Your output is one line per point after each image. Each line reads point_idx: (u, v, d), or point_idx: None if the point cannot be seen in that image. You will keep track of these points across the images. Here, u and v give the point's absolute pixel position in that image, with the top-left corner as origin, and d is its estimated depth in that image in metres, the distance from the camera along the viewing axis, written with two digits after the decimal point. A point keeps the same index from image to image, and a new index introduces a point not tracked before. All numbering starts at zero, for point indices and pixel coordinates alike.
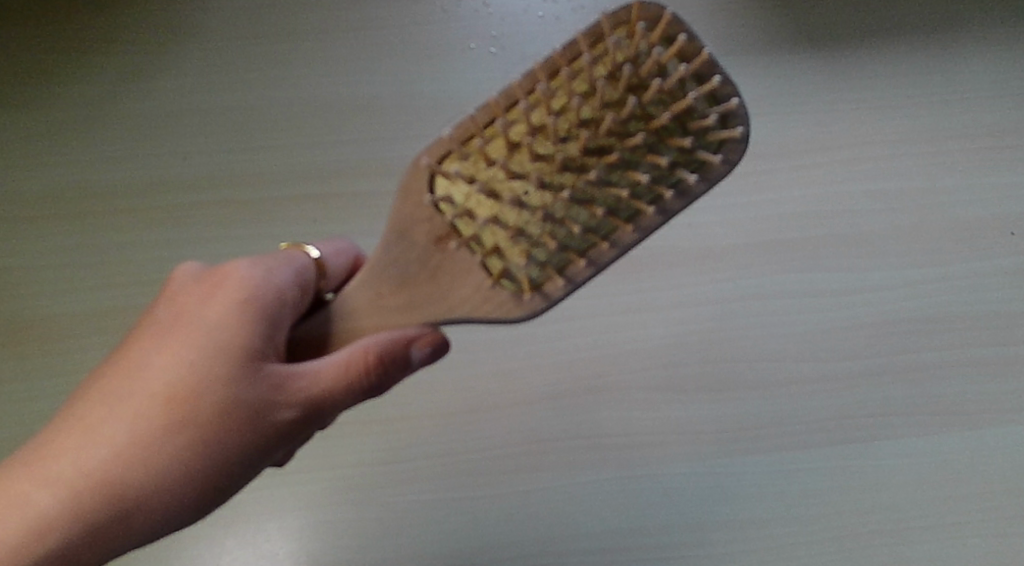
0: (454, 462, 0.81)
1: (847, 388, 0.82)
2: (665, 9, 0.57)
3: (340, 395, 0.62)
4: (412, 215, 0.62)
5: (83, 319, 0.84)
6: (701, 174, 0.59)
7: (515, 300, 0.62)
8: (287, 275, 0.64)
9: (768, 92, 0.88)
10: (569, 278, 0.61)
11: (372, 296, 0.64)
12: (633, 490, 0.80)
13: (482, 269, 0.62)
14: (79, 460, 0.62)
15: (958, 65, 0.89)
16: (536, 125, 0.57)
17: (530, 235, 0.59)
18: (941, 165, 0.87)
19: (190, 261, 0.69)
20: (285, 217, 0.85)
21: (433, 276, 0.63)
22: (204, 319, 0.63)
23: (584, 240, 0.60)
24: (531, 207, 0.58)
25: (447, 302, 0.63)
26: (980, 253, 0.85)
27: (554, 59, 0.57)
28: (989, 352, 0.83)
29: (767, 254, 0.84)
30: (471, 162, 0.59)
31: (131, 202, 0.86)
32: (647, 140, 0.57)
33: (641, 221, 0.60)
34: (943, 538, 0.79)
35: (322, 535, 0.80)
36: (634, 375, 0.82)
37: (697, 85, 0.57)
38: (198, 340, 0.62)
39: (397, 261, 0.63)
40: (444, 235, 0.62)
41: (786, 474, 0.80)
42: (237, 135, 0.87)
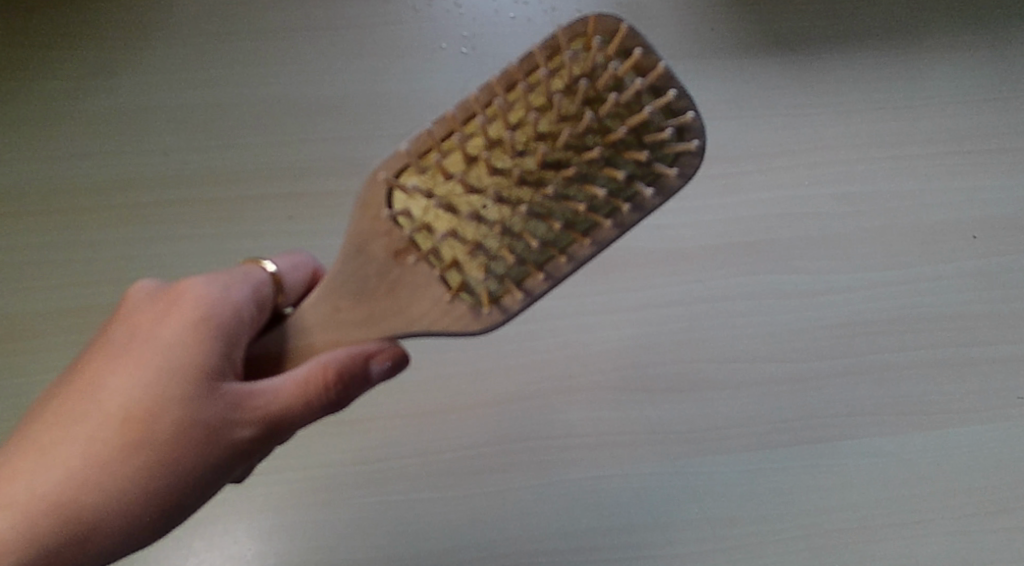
0: (443, 460, 0.78)
1: (813, 388, 0.80)
2: (620, 23, 0.57)
3: (298, 412, 0.62)
4: (370, 230, 0.62)
5: (50, 316, 0.82)
6: (657, 187, 0.59)
7: (472, 314, 0.62)
8: (244, 292, 0.64)
9: (737, 92, 0.87)
10: (527, 291, 0.61)
11: (331, 311, 0.63)
12: (601, 490, 0.78)
13: (441, 283, 0.62)
14: (37, 484, 0.61)
15: (940, 61, 0.89)
16: (493, 138, 0.58)
17: (488, 249, 0.59)
18: (903, 169, 0.87)
19: (145, 280, 0.68)
20: (256, 215, 0.84)
21: (391, 290, 0.62)
22: (158, 339, 0.63)
23: (542, 254, 0.60)
24: (489, 221, 0.58)
25: (405, 316, 0.62)
26: (946, 255, 0.84)
27: (511, 71, 0.57)
28: (954, 354, 0.82)
29: (738, 254, 0.83)
30: (428, 175, 0.59)
31: (96, 198, 0.84)
32: (603, 153, 0.57)
33: (597, 234, 0.60)
34: (920, 538, 0.78)
35: (286, 538, 0.77)
36: (604, 375, 0.80)
37: (653, 98, 0.58)
38: (155, 361, 0.62)
39: (354, 276, 0.63)
40: (402, 250, 0.62)
41: (753, 474, 0.79)
42: (208, 133, 0.85)
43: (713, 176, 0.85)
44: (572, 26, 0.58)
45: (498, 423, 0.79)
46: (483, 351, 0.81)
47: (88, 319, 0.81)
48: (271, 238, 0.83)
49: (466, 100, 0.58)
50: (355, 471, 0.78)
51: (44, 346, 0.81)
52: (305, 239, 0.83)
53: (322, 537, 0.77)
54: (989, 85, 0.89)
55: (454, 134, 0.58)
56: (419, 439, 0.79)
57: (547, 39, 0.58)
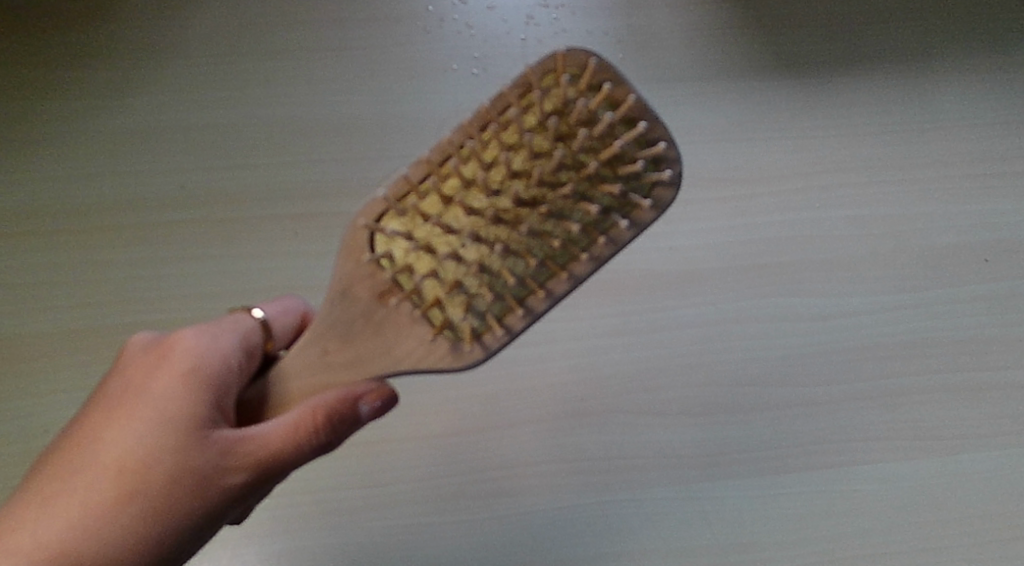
0: (453, 484, 0.78)
1: (827, 412, 0.80)
2: (590, 58, 0.58)
3: (290, 456, 0.62)
4: (354, 274, 0.62)
5: (57, 338, 0.81)
6: (631, 219, 0.59)
7: (454, 351, 0.61)
8: (234, 341, 0.64)
9: (749, 114, 0.87)
10: (508, 328, 0.60)
11: (318, 354, 0.63)
12: (612, 514, 0.77)
13: (424, 322, 0.61)
14: (39, 532, 0.60)
15: (952, 83, 0.89)
16: (468, 179, 0.58)
17: (467, 287, 0.60)
18: (916, 193, 0.86)
19: (141, 331, 0.68)
20: (264, 237, 0.84)
21: (376, 331, 0.62)
22: (151, 392, 0.62)
23: (521, 290, 0.60)
24: (467, 260, 0.59)
25: (391, 356, 0.62)
26: (959, 279, 0.84)
27: (485, 112, 0.58)
28: (969, 378, 0.81)
29: (750, 277, 0.83)
30: (407, 219, 0.60)
31: (106, 219, 0.84)
32: (577, 189, 0.57)
33: (575, 268, 0.60)
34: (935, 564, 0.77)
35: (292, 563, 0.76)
36: (616, 399, 0.80)
37: (625, 129, 0.58)
38: (152, 408, 0.62)
39: (340, 319, 0.62)
40: (386, 291, 0.61)
41: (765, 499, 0.78)
42: (217, 153, 0.85)
43: (724, 199, 0.85)
44: (542, 64, 0.58)
45: (510, 446, 0.78)
46: (494, 373, 0.80)
47: (99, 340, 0.81)
48: (282, 261, 0.83)
49: (441, 143, 0.59)
50: (365, 494, 0.77)
51: (53, 366, 0.81)
52: (315, 261, 0.83)
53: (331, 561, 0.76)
54: (1002, 107, 0.89)
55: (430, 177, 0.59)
56: (428, 463, 0.78)
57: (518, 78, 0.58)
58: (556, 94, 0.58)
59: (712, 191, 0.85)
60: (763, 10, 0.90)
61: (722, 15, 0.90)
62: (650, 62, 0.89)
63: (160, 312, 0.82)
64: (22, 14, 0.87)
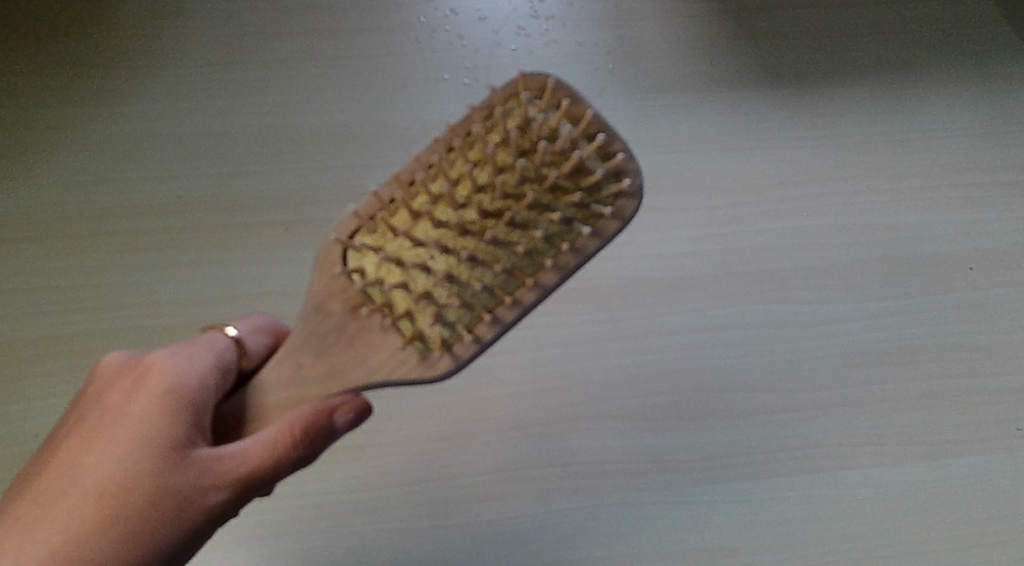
0: (444, 487, 0.78)
1: (815, 416, 0.80)
2: (548, 80, 0.61)
3: (267, 473, 0.62)
4: (327, 287, 0.63)
5: (45, 344, 0.81)
6: (596, 228, 0.60)
7: (425, 362, 0.62)
8: (208, 361, 0.64)
9: (736, 125, 0.89)
10: (477, 337, 0.61)
11: (293, 367, 0.64)
12: (601, 518, 0.78)
13: (396, 333, 0.62)
14: (21, 558, 0.60)
15: (935, 97, 0.91)
16: (435, 194, 0.60)
17: (437, 297, 0.60)
18: (900, 202, 0.87)
19: (116, 352, 0.69)
20: (254, 243, 0.84)
21: (350, 343, 0.63)
22: (130, 416, 0.63)
23: (489, 300, 0.60)
24: (435, 271, 0.59)
25: (364, 367, 0.63)
26: (942, 287, 0.85)
27: (451, 133, 0.61)
28: (954, 384, 0.82)
29: (737, 284, 0.84)
30: (378, 235, 0.62)
31: (96, 225, 0.84)
32: (541, 198, 0.59)
33: (542, 278, 0.60)
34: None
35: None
36: (605, 404, 0.81)
37: (585, 143, 0.60)
38: (131, 431, 0.62)
39: (314, 333, 0.63)
40: (358, 305, 0.63)
41: (754, 503, 0.78)
42: (209, 159, 0.86)
43: (711, 207, 0.86)
44: (505, 90, 0.62)
45: (501, 451, 0.79)
46: (484, 379, 0.81)
47: (89, 343, 0.81)
48: (271, 267, 0.84)
49: (410, 163, 0.62)
50: (353, 497, 0.78)
51: (41, 371, 0.80)
52: (305, 268, 0.84)
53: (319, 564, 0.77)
54: (983, 118, 0.91)
55: (400, 194, 0.61)
56: (418, 466, 0.79)
57: (484, 103, 0.62)
58: (518, 114, 0.61)
59: (699, 199, 0.87)
60: (745, 25, 0.93)
61: (707, 29, 0.93)
62: (637, 71, 0.91)
63: (149, 317, 0.82)
64: (23, 27, 0.89)
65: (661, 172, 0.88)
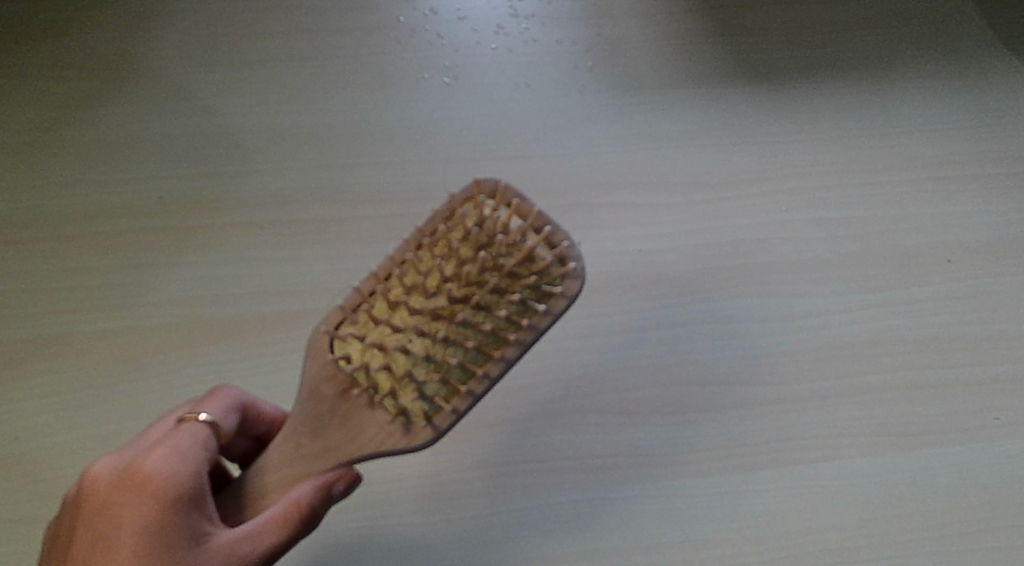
0: (428, 484, 0.79)
1: (796, 410, 0.81)
2: (499, 183, 0.68)
3: (283, 546, 0.66)
4: (317, 373, 0.67)
5: (26, 347, 0.80)
6: (549, 306, 0.66)
7: (410, 433, 0.66)
8: (198, 459, 0.66)
9: (714, 123, 0.90)
10: (454, 409, 0.66)
11: (293, 447, 0.67)
12: (585, 513, 0.78)
13: (382, 410, 0.67)
14: None
15: (910, 91, 0.92)
16: (410, 286, 0.66)
17: (417, 376, 0.65)
18: (878, 196, 0.88)
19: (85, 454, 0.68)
20: (237, 244, 0.84)
21: (341, 422, 0.67)
22: (134, 525, 0.64)
23: (463, 375, 0.66)
24: (414, 353, 0.65)
25: (356, 442, 0.67)
26: (920, 280, 0.86)
27: (418, 233, 0.68)
28: (933, 375, 0.83)
29: (717, 280, 0.85)
30: (361, 325, 0.67)
31: (78, 228, 0.84)
32: (499, 284, 0.65)
33: (506, 353, 0.65)
34: (905, 556, 0.78)
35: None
36: (587, 400, 0.81)
37: (535, 236, 0.66)
38: (139, 535, 0.64)
39: (307, 413, 0.67)
40: (346, 388, 0.67)
41: (737, 495, 0.78)
42: (190, 161, 0.87)
43: (692, 203, 0.87)
44: (463, 194, 0.69)
45: (485, 447, 0.80)
46: None
47: (70, 346, 0.80)
48: (254, 267, 0.83)
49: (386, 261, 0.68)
50: (337, 495, 0.78)
51: (21, 374, 0.79)
52: (287, 266, 0.83)
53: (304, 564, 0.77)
54: (959, 111, 0.92)
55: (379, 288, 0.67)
56: (403, 464, 0.79)
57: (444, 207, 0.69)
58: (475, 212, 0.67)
59: (680, 195, 0.88)
60: (721, 23, 0.95)
61: (683, 27, 0.94)
62: (615, 68, 0.93)
63: (131, 318, 0.81)
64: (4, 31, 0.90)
65: (642, 169, 0.89)
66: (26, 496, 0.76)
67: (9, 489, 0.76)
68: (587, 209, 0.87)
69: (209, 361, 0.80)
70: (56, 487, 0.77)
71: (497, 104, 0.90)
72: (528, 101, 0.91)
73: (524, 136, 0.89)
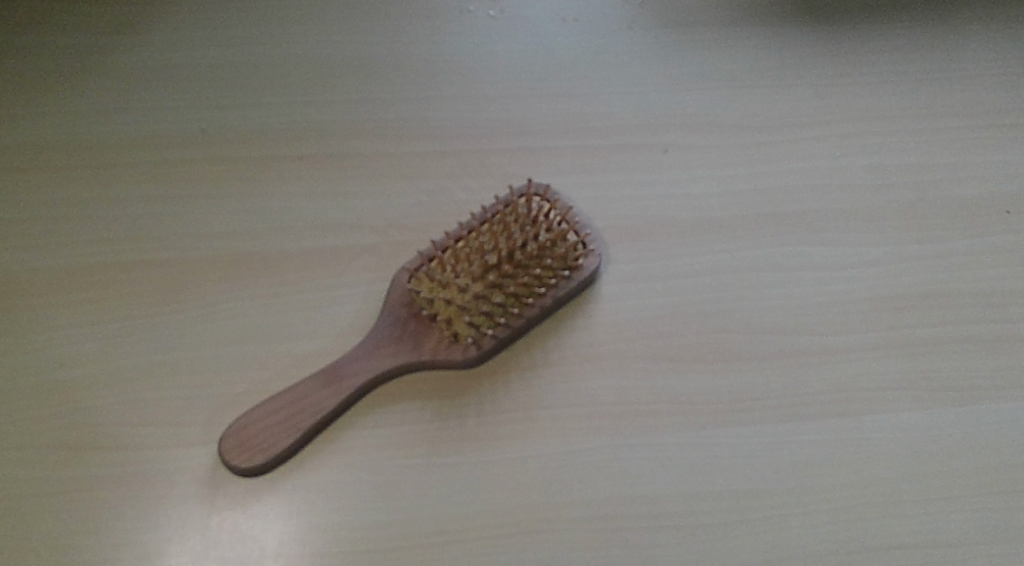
0: (464, 424, 0.75)
1: (847, 361, 0.78)
2: (549, 186, 0.79)
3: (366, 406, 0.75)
4: (396, 300, 0.77)
5: (58, 274, 0.79)
6: (576, 272, 0.78)
7: (459, 352, 0.75)
8: (321, 332, 0.77)
9: (764, 64, 0.91)
10: (493, 337, 0.75)
11: (372, 346, 0.75)
12: (626, 459, 0.74)
13: (438, 330, 0.76)
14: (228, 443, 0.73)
15: (957, 40, 0.93)
16: (475, 247, 0.75)
17: (469, 307, 0.74)
18: (932, 145, 0.87)
19: (217, 332, 0.77)
20: (278, 176, 0.83)
21: (408, 336, 0.76)
22: (278, 359, 0.76)
23: (506, 312, 0.75)
24: (469, 292, 0.74)
25: (415, 355, 0.75)
26: (975, 232, 0.83)
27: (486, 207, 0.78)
28: (988, 329, 0.79)
29: (763, 228, 0.83)
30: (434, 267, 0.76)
31: (120, 155, 0.84)
32: (544, 253, 0.75)
33: (539, 302, 0.77)
34: (961, 514, 0.73)
35: (295, 510, 0.72)
36: (629, 346, 0.78)
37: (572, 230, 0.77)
38: (282, 367, 0.76)
39: (380, 327, 0.76)
40: (418, 310, 0.76)
41: (784, 446, 0.75)
42: (234, 92, 0.87)
43: (743, 147, 0.86)
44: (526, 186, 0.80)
45: (525, 388, 0.76)
46: None
47: (103, 274, 0.79)
48: (294, 200, 0.82)
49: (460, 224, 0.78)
50: (372, 437, 0.74)
51: (52, 301, 0.78)
52: (326, 201, 0.82)
53: (332, 510, 0.72)
54: (1010, 63, 0.91)
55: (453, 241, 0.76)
56: (437, 403, 0.75)
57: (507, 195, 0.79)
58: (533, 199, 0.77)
59: (729, 139, 0.87)
60: None
61: None
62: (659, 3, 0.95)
63: (166, 248, 0.80)
64: None
65: (691, 112, 0.88)
66: (47, 426, 0.74)
67: (31, 421, 0.74)
68: (633, 151, 0.86)
69: (244, 294, 0.78)
70: (83, 419, 0.74)
71: (546, 48, 0.91)
72: (575, 34, 0.92)
73: (570, 78, 0.90)
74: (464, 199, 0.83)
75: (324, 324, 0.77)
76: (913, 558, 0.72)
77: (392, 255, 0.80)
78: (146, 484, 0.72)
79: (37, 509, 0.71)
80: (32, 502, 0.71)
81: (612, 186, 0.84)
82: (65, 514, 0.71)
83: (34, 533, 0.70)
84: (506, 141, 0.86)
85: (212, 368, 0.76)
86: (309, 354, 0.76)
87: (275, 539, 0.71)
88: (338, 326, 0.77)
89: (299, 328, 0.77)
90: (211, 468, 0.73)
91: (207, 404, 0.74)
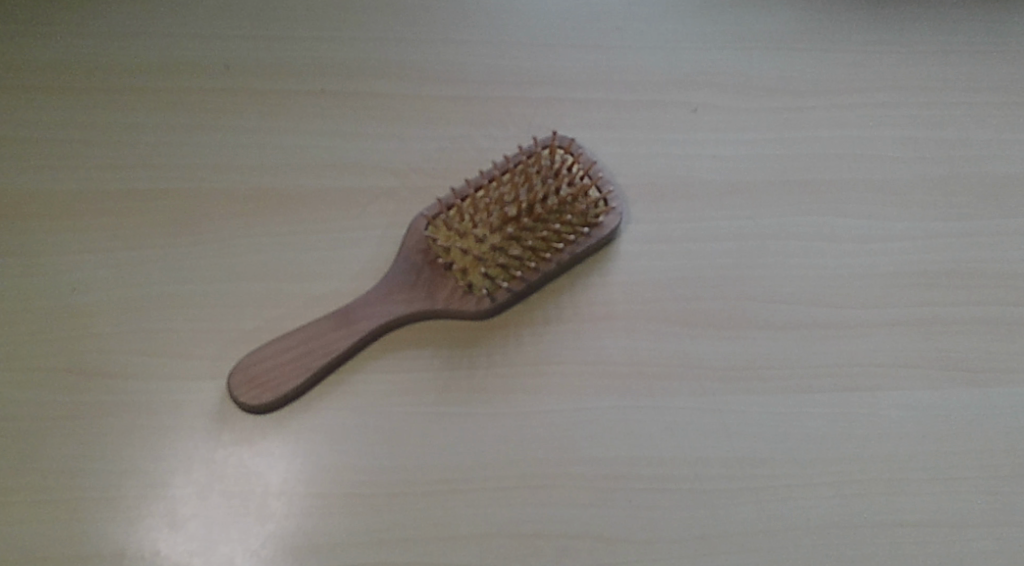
0: (474, 375, 0.74)
1: (864, 335, 0.77)
2: (574, 140, 0.78)
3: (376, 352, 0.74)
4: (412, 247, 0.76)
5: (74, 199, 0.78)
6: (596, 229, 0.77)
7: (472, 303, 0.75)
8: (335, 273, 0.77)
9: (801, 26, 0.89)
10: (508, 290, 0.75)
11: (385, 291, 0.75)
12: (633, 420, 0.73)
13: (453, 280, 0.75)
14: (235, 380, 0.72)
15: (1002, 11, 0.90)
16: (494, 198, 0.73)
17: (485, 258, 0.73)
18: (967, 120, 0.85)
19: (230, 267, 0.77)
20: (300, 112, 0.82)
21: (422, 284, 0.75)
22: (290, 299, 0.76)
23: (522, 266, 0.74)
24: (485, 244, 0.72)
25: (428, 303, 0.74)
26: (1004, 211, 0.82)
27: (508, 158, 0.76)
28: (1009, 312, 0.78)
29: (789, 195, 0.81)
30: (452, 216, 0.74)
31: (141, 81, 0.83)
32: (564, 208, 0.73)
33: (556, 257, 0.75)
34: (967, 496, 0.73)
35: (299, 450, 0.72)
36: (644, 307, 0.77)
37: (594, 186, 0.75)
38: (294, 307, 0.75)
39: (394, 273, 0.75)
40: (434, 258, 0.75)
41: (793, 416, 0.74)
42: (259, 23, 0.86)
43: (774, 110, 0.85)
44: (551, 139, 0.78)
45: (536, 343, 0.75)
46: None
47: (119, 201, 0.78)
48: (314, 138, 0.81)
49: (481, 173, 0.76)
50: (381, 382, 0.74)
51: (66, 225, 0.77)
52: (347, 141, 0.81)
53: (337, 452, 0.72)
54: None
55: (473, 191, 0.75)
56: (447, 352, 0.75)
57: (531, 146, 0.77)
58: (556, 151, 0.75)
59: (759, 101, 0.85)
60: None
61: None
62: None
63: (183, 179, 0.79)
64: None
65: (723, 71, 0.86)
66: (57, 350, 0.74)
67: (40, 344, 0.74)
68: (661, 108, 0.84)
69: (260, 230, 0.78)
70: (92, 346, 0.74)
71: None
72: None
73: (602, 29, 0.88)
74: (486, 147, 0.82)
75: (338, 265, 0.77)
76: (914, 537, 0.71)
77: (410, 200, 0.79)
78: (152, 414, 0.72)
79: (44, 432, 0.71)
80: (39, 425, 0.71)
81: (638, 143, 0.83)
82: (71, 439, 0.71)
83: (39, 455, 0.71)
84: (532, 90, 0.84)
85: (223, 302, 0.75)
86: (321, 295, 0.76)
87: (278, 477, 0.71)
88: (352, 268, 0.77)
89: (313, 267, 0.77)
90: (217, 402, 0.73)
91: (217, 338, 0.74)
